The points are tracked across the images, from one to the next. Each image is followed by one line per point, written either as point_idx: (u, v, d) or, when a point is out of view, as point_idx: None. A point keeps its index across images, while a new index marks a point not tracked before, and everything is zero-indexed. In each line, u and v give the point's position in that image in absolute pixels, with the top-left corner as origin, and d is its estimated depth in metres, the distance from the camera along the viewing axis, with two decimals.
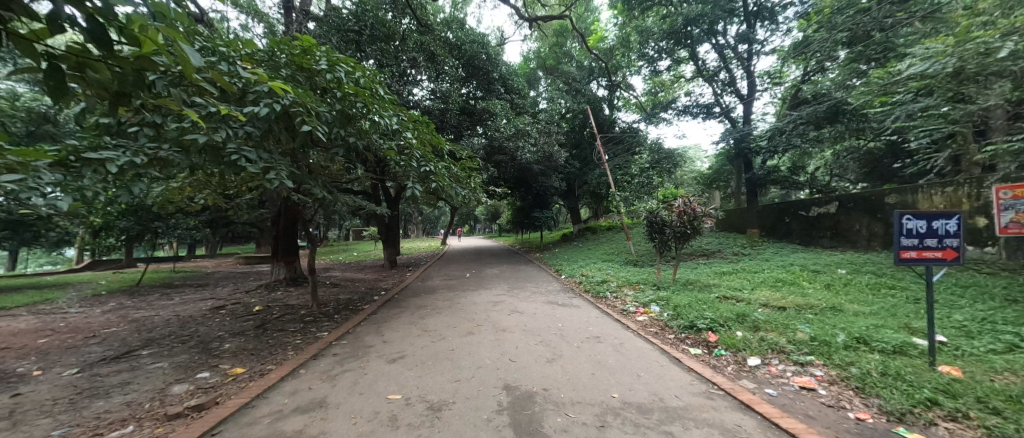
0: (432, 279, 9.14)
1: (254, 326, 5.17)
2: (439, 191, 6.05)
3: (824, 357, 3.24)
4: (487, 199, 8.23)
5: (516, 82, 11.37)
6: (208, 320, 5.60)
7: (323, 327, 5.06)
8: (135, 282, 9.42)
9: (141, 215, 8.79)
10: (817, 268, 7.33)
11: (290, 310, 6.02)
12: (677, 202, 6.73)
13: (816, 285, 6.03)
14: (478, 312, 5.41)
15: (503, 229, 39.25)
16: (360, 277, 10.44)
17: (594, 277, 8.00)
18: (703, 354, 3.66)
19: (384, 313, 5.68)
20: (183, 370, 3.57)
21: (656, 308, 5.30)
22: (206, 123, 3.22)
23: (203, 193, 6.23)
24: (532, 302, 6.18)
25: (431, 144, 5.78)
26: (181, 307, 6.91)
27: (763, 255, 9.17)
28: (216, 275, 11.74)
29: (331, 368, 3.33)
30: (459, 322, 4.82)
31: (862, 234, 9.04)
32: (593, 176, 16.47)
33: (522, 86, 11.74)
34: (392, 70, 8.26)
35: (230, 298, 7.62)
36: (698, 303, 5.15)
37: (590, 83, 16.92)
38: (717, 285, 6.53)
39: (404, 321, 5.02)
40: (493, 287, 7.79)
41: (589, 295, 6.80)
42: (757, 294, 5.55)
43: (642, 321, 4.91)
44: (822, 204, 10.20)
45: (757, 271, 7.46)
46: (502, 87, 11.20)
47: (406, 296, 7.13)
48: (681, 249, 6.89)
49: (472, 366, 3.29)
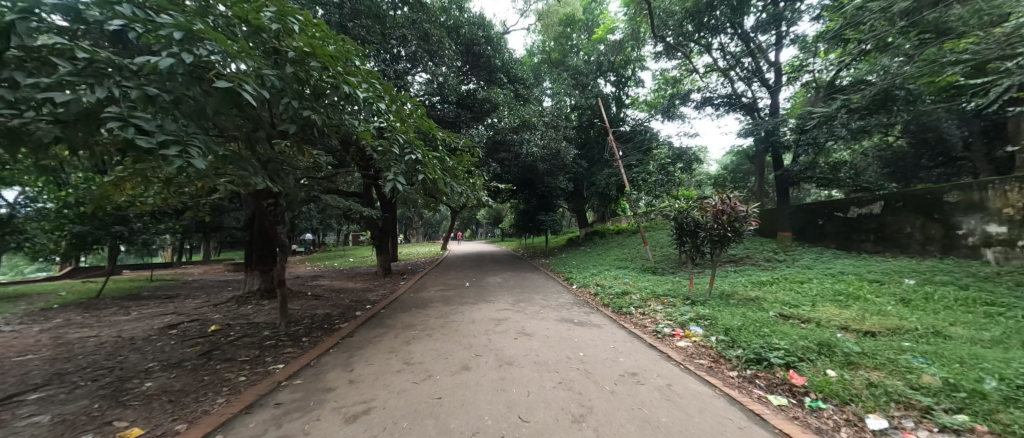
0: (427, 289, 8.11)
1: (198, 354, 4.14)
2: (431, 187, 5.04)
3: (987, 420, 2.14)
4: (489, 199, 7.21)
5: (520, 71, 10.46)
6: (148, 345, 4.58)
7: (283, 357, 4.00)
8: (95, 293, 8.35)
9: (102, 218, 7.80)
10: (875, 276, 6.25)
11: (251, 331, 4.99)
12: (711, 199, 5.70)
13: (885, 298, 4.98)
14: (477, 335, 4.36)
15: (504, 233, 38.39)
16: (348, 286, 9.39)
17: (612, 288, 6.97)
18: (791, 406, 2.58)
19: (363, 335, 4.63)
20: (59, 430, 2.52)
21: (699, 331, 4.24)
22: (78, 75, 2.21)
23: (151, 190, 5.23)
24: (543, 320, 5.13)
25: (420, 130, 4.79)
26: (130, 326, 5.89)
27: (803, 261, 8.11)
28: (194, 284, 10.73)
29: (260, 435, 2.27)
30: (452, 352, 3.74)
31: (915, 237, 7.94)
32: (602, 176, 15.51)
33: (527, 76, 10.85)
34: (376, 48, 7.16)
35: (193, 313, 6.60)
36: (753, 323, 4.10)
37: (598, 78, 16.01)
38: (762, 299, 5.49)
39: (384, 349, 3.97)
40: (495, 299, 6.73)
41: (609, 310, 5.75)
42: (822, 312, 4.48)
43: (686, 349, 3.85)
44: (862, 204, 9.12)
45: (803, 281, 6.42)
46: (505, 76, 10.29)
47: (394, 311, 6.09)
48: (718, 254, 5.84)
49: (464, 430, 2.23)
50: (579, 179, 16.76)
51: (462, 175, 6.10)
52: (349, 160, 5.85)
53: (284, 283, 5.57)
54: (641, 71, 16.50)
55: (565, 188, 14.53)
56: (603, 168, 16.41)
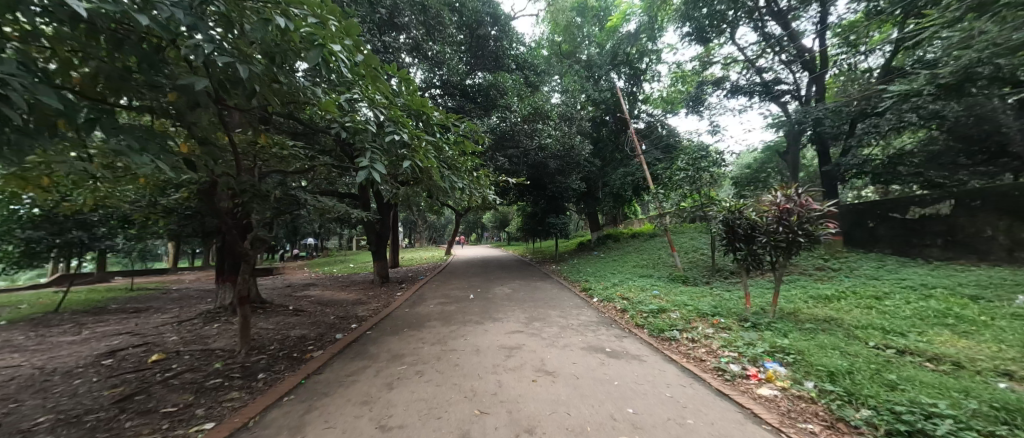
0: (425, 303, 7.03)
1: (112, 402, 3.10)
2: (422, 178, 3.99)
3: None
4: (496, 198, 6.10)
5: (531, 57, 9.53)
6: (60, 384, 3.55)
7: (219, 408, 2.94)
8: (52, 307, 7.43)
9: (60, 221, 6.96)
10: (973, 291, 5.05)
11: (199, 364, 3.95)
12: (769, 196, 4.61)
13: (1014, 324, 3.81)
14: (483, 375, 3.28)
15: (511, 237, 37.42)
16: (338, 298, 8.38)
17: (643, 303, 5.87)
18: None
19: (334, 372, 3.56)
20: None
21: (781, 371, 3.12)
22: None
23: (82, 184, 4.25)
24: (566, 349, 4.04)
25: (409, 107, 3.76)
26: (66, 351, 4.89)
27: (864, 270, 6.91)
28: (174, 294, 9.82)
29: None
30: (446, 407, 2.67)
31: (998, 242, 6.70)
32: (618, 176, 14.47)
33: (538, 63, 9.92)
34: (364, 18, 6.14)
35: (149, 333, 5.60)
36: (862, 363, 2.97)
37: (612, 71, 14.96)
38: (842, 321, 4.35)
39: (355, 398, 2.90)
40: (505, 317, 5.62)
41: (646, 333, 4.63)
42: (945, 345, 3.33)
43: (775, 402, 2.73)
44: (926, 204, 7.92)
45: (879, 297, 5.26)
46: (513, 64, 9.38)
47: (381, 332, 5.03)
48: (782, 267, 4.66)
49: None
50: (592, 179, 15.72)
51: (463, 168, 5.05)
52: (326, 154, 4.86)
53: (245, 301, 4.54)
54: (657, 64, 15.52)
55: (577, 189, 13.51)
56: (617, 167, 15.36)
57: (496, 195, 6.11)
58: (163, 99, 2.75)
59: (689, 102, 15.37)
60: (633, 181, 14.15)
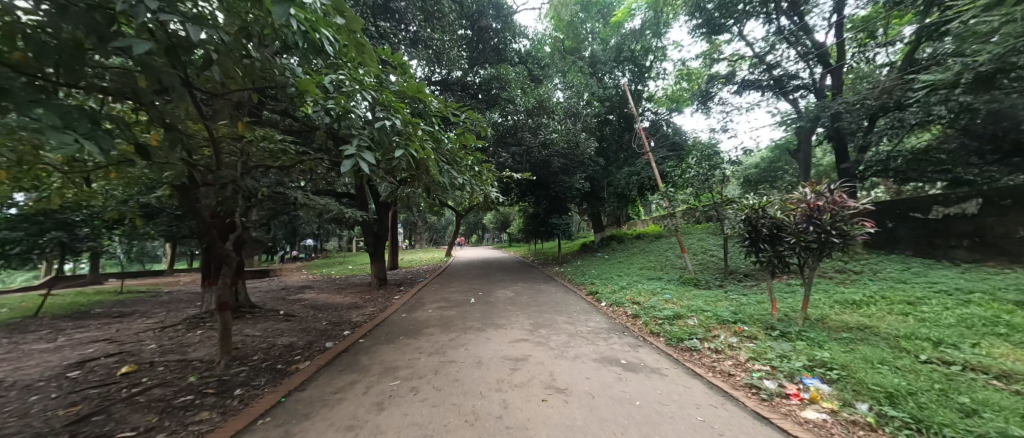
0: (424, 307, 6.66)
1: (63, 424, 2.71)
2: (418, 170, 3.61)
3: None
4: (498, 196, 5.72)
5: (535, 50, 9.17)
6: (14, 401, 3.18)
7: (183, 432, 2.55)
8: (32, 312, 7.06)
9: (39, 221, 6.61)
10: (1016, 297, 4.67)
11: (173, 378, 3.57)
12: (796, 193, 4.22)
13: None
14: (485, 393, 2.89)
15: (512, 239, 37.02)
16: (333, 302, 8.01)
17: (656, 308, 5.50)
18: None
19: (319, 388, 3.17)
20: None
21: (826, 389, 2.74)
22: None
23: (47, 179, 3.88)
24: (577, 361, 3.65)
25: (402, 92, 3.38)
26: (34, 361, 4.52)
27: (888, 273, 6.53)
28: (163, 297, 9.45)
29: None
30: (443, 435, 2.27)
31: None
32: (622, 175, 14.11)
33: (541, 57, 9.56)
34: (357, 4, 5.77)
35: (128, 341, 5.22)
36: (922, 382, 2.58)
37: (616, 68, 14.63)
38: (880, 330, 3.96)
39: (339, 422, 2.51)
40: (509, 323, 5.24)
41: (663, 343, 4.25)
42: (1009, 359, 2.95)
43: (827, 428, 2.34)
44: (950, 203, 7.54)
45: (913, 303, 4.88)
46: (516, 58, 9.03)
47: (375, 341, 4.65)
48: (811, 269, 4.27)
49: None
50: (596, 179, 15.36)
51: (464, 163, 4.68)
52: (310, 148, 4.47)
53: (225, 308, 4.14)
54: (662, 61, 15.16)
55: (581, 189, 13.14)
56: (622, 167, 15.00)
57: (499, 193, 5.73)
58: (115, 75, 2.37)
59: (697, 98, 14.94)
60: (638, 181, 13.79)
